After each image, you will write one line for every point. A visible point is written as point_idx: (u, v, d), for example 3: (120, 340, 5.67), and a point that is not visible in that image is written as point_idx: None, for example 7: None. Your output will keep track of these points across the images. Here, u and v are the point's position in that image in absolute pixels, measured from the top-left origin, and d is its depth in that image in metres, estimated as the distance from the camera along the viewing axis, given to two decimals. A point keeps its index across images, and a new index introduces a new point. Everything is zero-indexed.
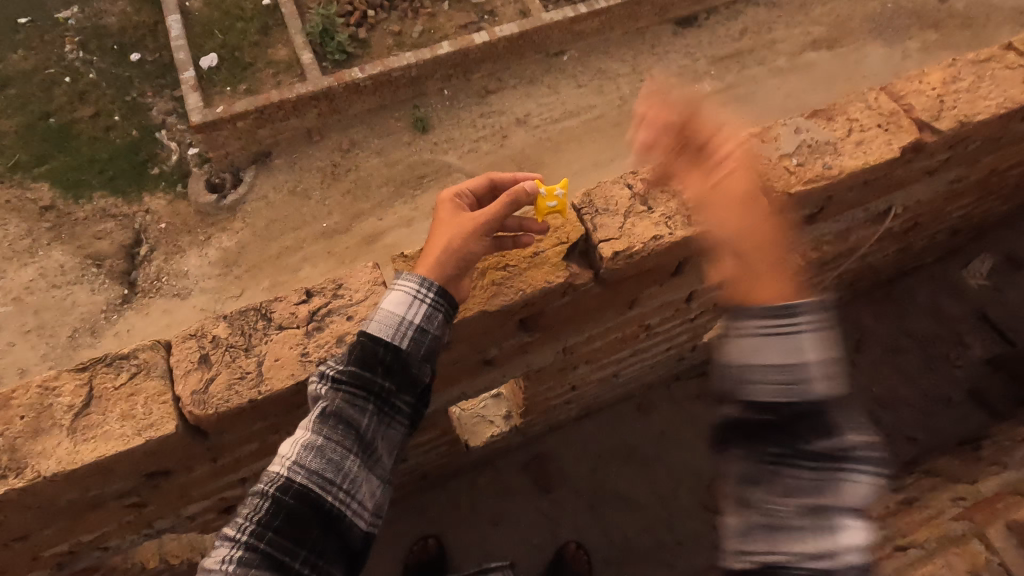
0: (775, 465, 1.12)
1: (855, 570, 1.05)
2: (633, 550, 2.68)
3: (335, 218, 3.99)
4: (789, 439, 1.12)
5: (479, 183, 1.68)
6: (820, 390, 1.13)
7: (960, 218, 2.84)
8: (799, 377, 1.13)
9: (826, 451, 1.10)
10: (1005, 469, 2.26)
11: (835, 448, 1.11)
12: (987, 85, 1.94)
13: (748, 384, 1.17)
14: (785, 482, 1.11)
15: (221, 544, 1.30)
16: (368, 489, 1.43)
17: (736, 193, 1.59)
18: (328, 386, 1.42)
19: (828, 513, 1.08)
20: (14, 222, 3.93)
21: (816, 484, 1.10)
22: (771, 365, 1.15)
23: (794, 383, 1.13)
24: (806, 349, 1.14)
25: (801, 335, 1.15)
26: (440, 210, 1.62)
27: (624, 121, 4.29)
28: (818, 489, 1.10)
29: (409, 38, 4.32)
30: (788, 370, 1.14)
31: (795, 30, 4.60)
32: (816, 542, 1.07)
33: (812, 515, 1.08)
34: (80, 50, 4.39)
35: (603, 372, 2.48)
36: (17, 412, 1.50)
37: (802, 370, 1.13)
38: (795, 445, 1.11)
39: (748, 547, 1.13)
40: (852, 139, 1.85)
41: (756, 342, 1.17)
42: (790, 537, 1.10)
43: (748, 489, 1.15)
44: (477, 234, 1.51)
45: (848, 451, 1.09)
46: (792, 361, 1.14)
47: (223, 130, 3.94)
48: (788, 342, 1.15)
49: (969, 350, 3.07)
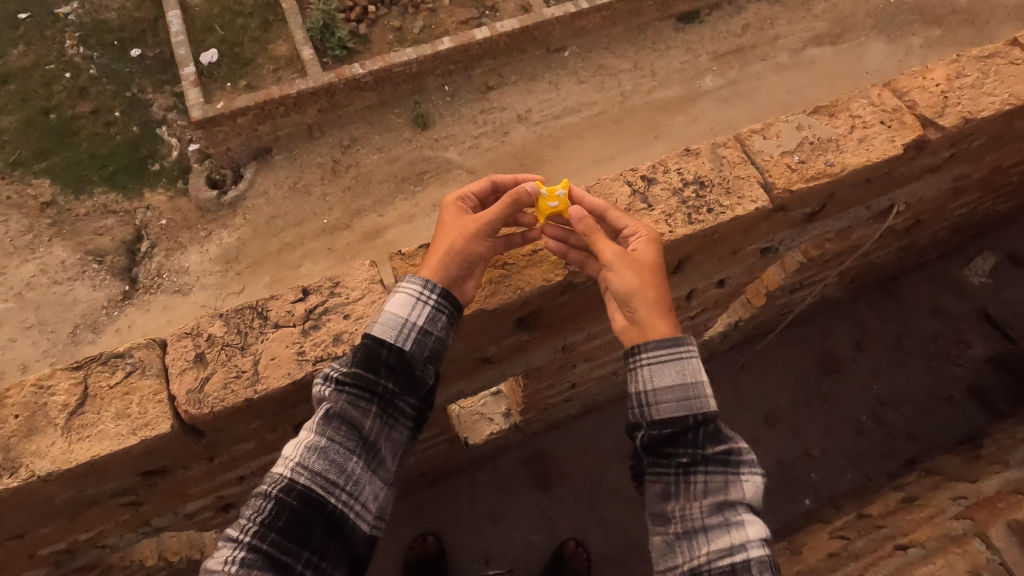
0: (683, 475, 1.38)
1: (757, 548, 1.28)
2: (633, 548, 2.66)
3: (335, 214, 3.98)
4: (690, 449, 1.40)
5: (482, 185, 1.67)
6: (710, 406, 1.42)
7: (963, 216, 2.82)
8: (690, 395, 1.42)
9: (718, 455, 1.38)
10: (1007, 469, 2.24)
11: (727, 452, 1.39)
12: (991, 81, 1.91)
13: (652, 408, 1.43)
14: (692, 487, 1.37)
15: (225, 545, 1.29)
16: (372, 491, 1.42)
17: (643, 269, 1.52)
18: (332, 388, 1.41)
19: (729, 513, 1.33)
20: (14, 218, 3.92)
21: (716, 488, 1.36)
22: (668, 388, 1.43)
23: (688, 399, 1.42)
24: (697, 371, 1.44)
25: (690, 362, 1.45)
26: (444, 211, 1.61)
27: (625, 117, 4.27)
28: (719, 493, 1.36)
29: (410, 33, 4.30)
30: (682, 390, 1.42)
31: (797, 26, 4.57)
32: (726, 541, 1.30)
33: (714, 508, 1.34)
34: (80, 45, 4.37)
35: (603, 370, 2.47)
36: (11, 411, 1.48)
37: (692, 390, 1.42)
38: (694, 453, 1.39)
39: (675, 555, 1.35)
40: (854, 136, 1.83)
41: (653, 368, 1.45)
42: (703, 540, 1.32)
43: (664, 504, 1.39)
44: (480, 235, 1.53)
45: (733, 453, 1.38)
46: (684, 381, 1.43)
47: (223, 126, 3.93)
48: (681, 365, 1.44)
49: (971, 348, 3.05)
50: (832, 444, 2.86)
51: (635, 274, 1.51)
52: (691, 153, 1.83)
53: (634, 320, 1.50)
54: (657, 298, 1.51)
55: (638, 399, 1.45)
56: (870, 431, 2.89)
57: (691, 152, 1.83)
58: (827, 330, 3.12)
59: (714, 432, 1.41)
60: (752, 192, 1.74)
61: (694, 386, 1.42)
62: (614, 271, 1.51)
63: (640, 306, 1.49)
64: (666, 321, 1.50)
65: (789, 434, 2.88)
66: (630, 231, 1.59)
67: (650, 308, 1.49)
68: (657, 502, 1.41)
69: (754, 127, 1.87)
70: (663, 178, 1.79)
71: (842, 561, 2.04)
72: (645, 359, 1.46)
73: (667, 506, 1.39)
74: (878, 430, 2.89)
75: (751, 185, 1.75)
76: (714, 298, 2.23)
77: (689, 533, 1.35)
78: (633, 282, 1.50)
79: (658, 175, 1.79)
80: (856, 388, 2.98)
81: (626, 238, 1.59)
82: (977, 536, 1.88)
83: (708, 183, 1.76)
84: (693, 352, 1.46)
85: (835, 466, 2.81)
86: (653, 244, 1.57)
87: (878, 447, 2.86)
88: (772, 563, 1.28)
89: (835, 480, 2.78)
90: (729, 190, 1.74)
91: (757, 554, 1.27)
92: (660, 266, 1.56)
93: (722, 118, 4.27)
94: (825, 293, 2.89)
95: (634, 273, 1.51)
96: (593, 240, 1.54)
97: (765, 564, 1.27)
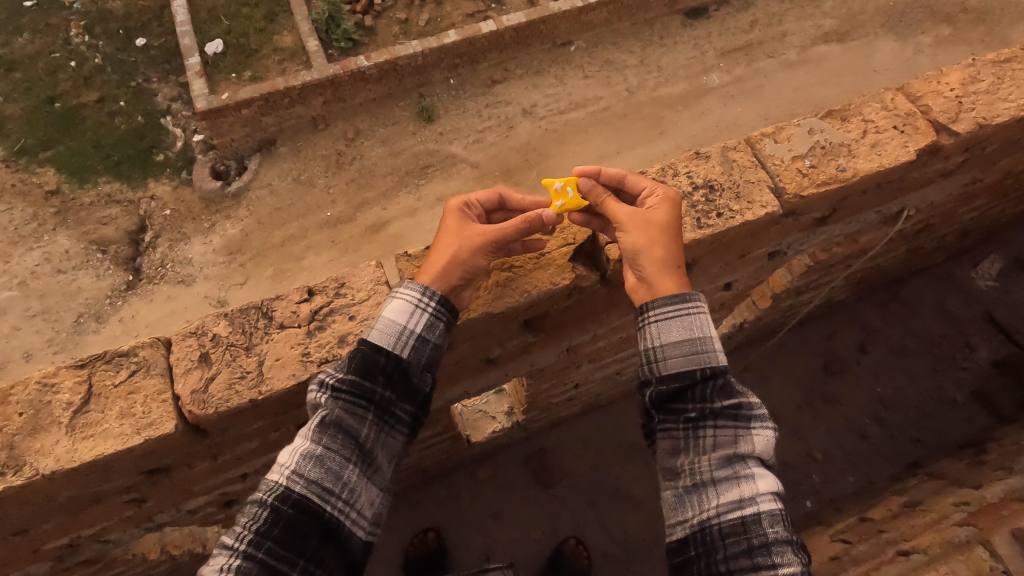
0: (694, 430, 1.39)
1: (768, 500, 1.32)
2: (633, 548, 2.66)
3: (339, 207, 3.97)
4: (700, 405, 1.39)
5: (487, 197, 1.66)
6: (718, 360, 1.42)
7: (973, 219, 2.79)
8: (699, 350, 1.42)
9: (728, 410, 1.39)
10: (1011, 475, 2.23)
11: (737, 407, 1.39)
12: (1007, 86, 1.89)
13: (661, 364, 1.44)
14: (703, 441, 1.38)
15: (220, 553, 1.30)
16: (368, 498, 1.42)
17: (653, 229, 1.52)
18: (328, 395, 1.40)
19: (738, 465, 1.36)
20: (19, 207, 3.91)
21: (725, 441, 1.37)
22: (676, 344, 1.43)
23: (696, 353, 1.42)
24: (706, 325, 1.44)
25: (696, 317, 1.45)
26: (447, 219, 1.60)
27: (631, 113, 4.25)
28: (728, 446, 1.37)
29: (416, 26, 4.26)
30: (690, 345, 1.43)
31: (806, 23, 4.53)
32: (736, 493, 1.33)
33: (725, 461, 1.36)
34: (85, 34, 4.34)
35: (607, 370, 2.46)
36: (16, 409, 1.48)
37: (699, 345, 1.42)
38: (705, 407, 1.39)
39: (685, 511, 1.37)
40: (867, 141, 1.81)
41: (661, 324, 1.46)
42: (712, 492, 1.35)
43: (674, 459, 1.41)
44: (482, 249, 1.52)
45: (743, 408, 1.39)
46: (692, 337, 1.43)
47: (229, 117, 3.90)
48: (689, 321, 1.44)
49: (976, 352, 3.03)
50: (834, 446, 2.85)
51: (643, 233, 1.51)
52: (701, 157, 1.82)
53: (643, 279, 1.51)
54: (667, 257, 1.50)
55: (648, 355, 1.46)
56: (873, 434, 2.88)
57: (702, 154, 1.82)
58: (832, 332, 3.11)
59: (723, 386, 1.41)
60: (762, 197, 1.72)
61: (702, 339, 1.43)
62: (623, 231, 1.53)
63: (647, 265, 1.49)
64: (674, 278, 1.49)
65: (791, 435, 2.88)
66: (646, 192, 1.60)
67: (657, 266, 1.49)
68: (666, 456, 1.42)
69: (766, 130, 1.86)
70: (672, 181, 1.77)
71: (845, 564, 2.03)
72: (653, 316, 1.47)
73: (677, 461, 1.40)
74: (881, 433, 2.88)
75: (761, 189, 1.74)
76: (721, 300, 2.22)
77: (698, 487, 1.37)
78: (641, 242, 1.50)
79: (668, 178, 1.78)
80: (860, 390, 2.97)
81: (643, 198, 1.60)
82: (980, 543, 1.87)
83: (718, 187, 1.74)
84: (702, 306, 1.46)
85: (836, 468, 2.81)
86: (668, 203, 1.56)
87: (881, 449, 2.85)
88: (781, 514, 1.31)
89: (837, 482, 2.78)
90: (740, 194, 1.73)
91: (768, 507, 1.31)
92: (674, 226, 1.55)
93: (729, 115, 4.23)
94: (832, 295, 2.87)
95: (642, 232, 1.51)
96: (606, 203, 1.57)
97: (775, 516, 1.31)
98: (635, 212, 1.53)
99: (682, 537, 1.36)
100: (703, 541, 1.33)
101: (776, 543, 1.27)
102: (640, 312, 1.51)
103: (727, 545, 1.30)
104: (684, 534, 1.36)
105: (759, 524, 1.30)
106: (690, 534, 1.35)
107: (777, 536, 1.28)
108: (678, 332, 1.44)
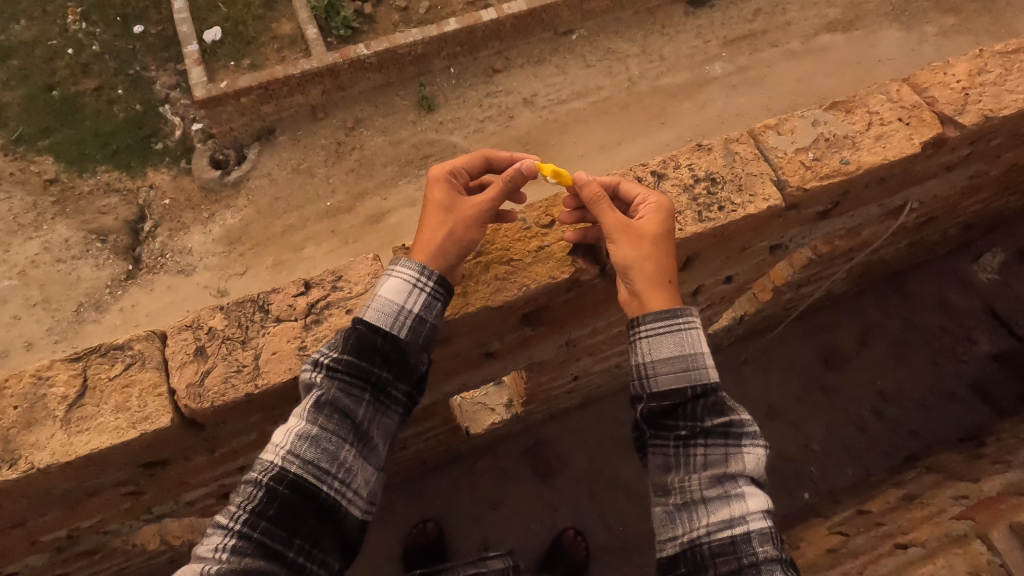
0: (685, 448, 1.39)
1: (758, 520, 1.32)
2: (630, 539, 2.66)
3: (339, 197, 3.95)
4: (691, 423, 1.40)
5: (473, 162, 1.61)
6: (709, 377, 1.41)
7: (976, 212, 2.77)
8: (689, 367, 1.41)
9: (718, 430, 1.38)
10: (1010, 469, 2.22)
11: (728, 427, 1.39)
12: (1014, 78, 1.87)
13: (652, 380, 1.43)
14: (692, 460, 1.38)
15: (214, 532, 1.30)
16: (364, 478, 1.42)
17: (645, 242, 1.49)
18: (323, 375, 1.40)
19: (728, 485, 1.35)
20: (18, 196, 3.89)
21: (716, 461, 1.37)
22: (667, 360, 1.42)
23: (687, 371, 1.41)
24: (697, 342, 1.43)
25: (687, 334, 1.43)
26: (432, 187, 1.54)
27: (633, 103, 4.21)
28: (719, 466, 1.37)
29: (416, 14, 4.19)
30: (681, 362, 1.42)
31: (810, 12, 4.47)
32: (726, 513, 1.33)
33: (716, 482, 1.36)
34: (82, 21, 4.28)
35: (607, 363, 2.45)
36: (10, 402, 1.47)
37: (691, 362, 1.41)
38: (695, 426, 1.39)
39: (676, 530, 1.37)
40: (871, 133, 1.79)
41: (651, 341, 1.44)
42: (703, 510, 1.35)
43: (665, 478, 1.41)
44: (474, 222, 1.52)
45: (733, 428, 1.39)
46: (683, 354, 1.42)
47: (227, 106, 3.87)
48: (680, 337, 1.43)
49: (977, 345, 3.02)
50: (834, 439, 2.84)
51: (635, 247, 1.48)
52: (702, 149, 1.79)
53: (634, 293, 1.49)
54: (658, 272, 1.48)
55: (638, 370, 1.45)
56: (872, 426, 2.87)
57: (704, 147, 1.79)
58: (832, 325, 3.09)
59: (714, 404, 1.41)
60: (764, 190, 1.70)
61: (693, 360, 1.42)
62: (615, 243, 1.49)
63: (638, 279, 1.47)
64: (666, 293, 1.47)
65: (790, 427, 2.87)
66: (639, 199, 1.58)
67: (649, 281, 1.47)
68: (657, 473, 1.43)
69: (769, 122, 1.84)
70: (674, 174, 1.75)
71: (841, 557, 2.03)
72: (643, 332, 1.45)
73: (668, 478, 1.41)
74: (880, 426, 2.87)
75: (763, 182, 1.72)
76: (722, 292, 2.20)
77: (689, 504, 1.37)
78: (632, 255, 1.47)
79: (669, 171, 1.75)
80: (859, 384, 2.96)
81: (636, 206, 1.57)
82: (977, 537, 1.86)
83: (719, 179, 1.72)
84: (694, 325, 1.45)
85: (834, 460, 2.80)
86: (661, 213, 1.53)
87: (880, 443, 2.84)
88: (771, 533, 1.32)
89: (835, 475, 2.77)
90: (741, 187, 1.71)
91: (758, 526, 1.31)
92: (667, 238, 1.52)
93: (731, 106, 4.20)
94: (834, 287, 2.86)
95: (636, 246, 1.48)
96: (597, 206, 1.52)
97: (764, 535, 1.31)
98: (629, 224, 1.50)
99: (672, 555, 1.36)
100: (695, 559, 1.33)
101: (765, 562, 1.28)
102: (635, 324, 1.47)
103: (718, 565, 1.30)
104: (675, 551, 1.36)
105: (748, 543, 1.30)
106: (681, 552, 1.35)
107: (766, 555, 1.29)
108: (668, 351, 1.42)
